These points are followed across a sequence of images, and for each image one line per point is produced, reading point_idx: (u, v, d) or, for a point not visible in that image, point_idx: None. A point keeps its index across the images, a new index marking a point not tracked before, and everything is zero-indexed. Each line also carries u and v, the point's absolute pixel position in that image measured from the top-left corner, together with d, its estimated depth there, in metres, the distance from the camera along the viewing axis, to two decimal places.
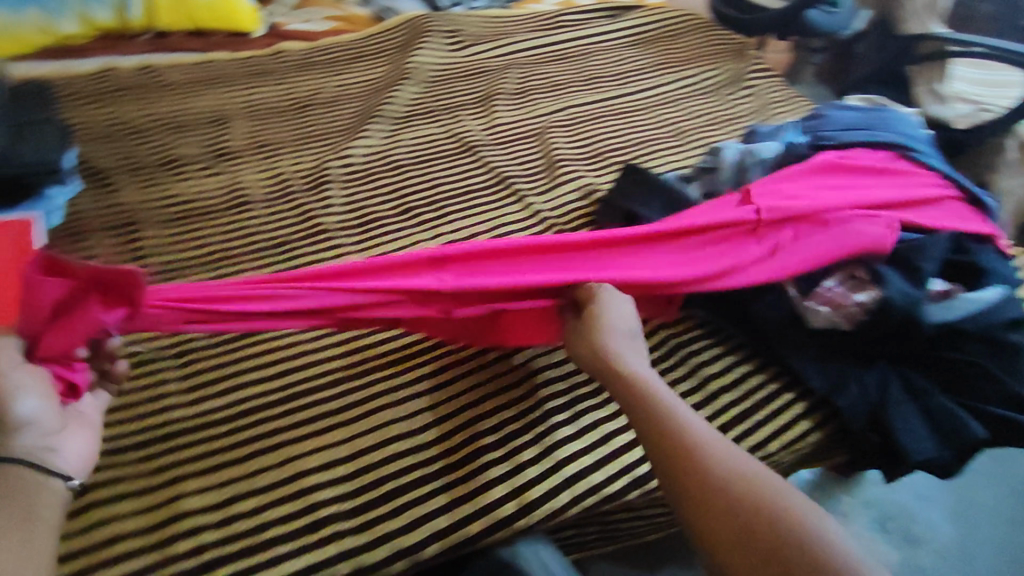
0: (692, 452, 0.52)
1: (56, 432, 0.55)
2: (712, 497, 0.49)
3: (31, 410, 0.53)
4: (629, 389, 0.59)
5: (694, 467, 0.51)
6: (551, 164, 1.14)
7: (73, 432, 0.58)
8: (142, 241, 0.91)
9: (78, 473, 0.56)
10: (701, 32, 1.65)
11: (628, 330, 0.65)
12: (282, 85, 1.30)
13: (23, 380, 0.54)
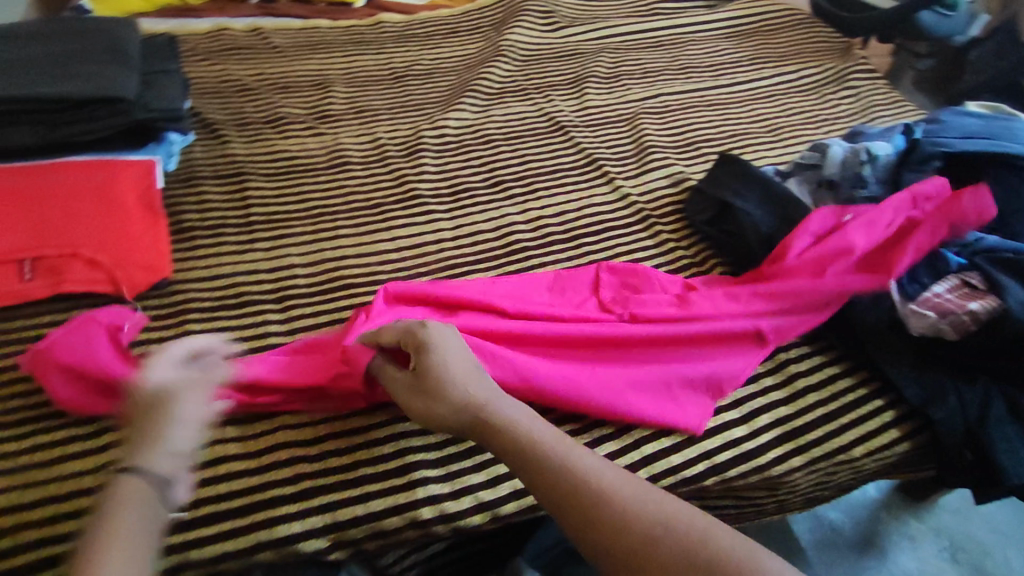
0: (585, 495, 0.50)
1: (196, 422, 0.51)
2: (613, 538, 0.48)
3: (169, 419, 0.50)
4: (500, 439, 0.55)
5: (587, 511, 0.49)
6: (642, 150, 1.13)
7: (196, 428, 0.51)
8: (250, 188, 0.94)
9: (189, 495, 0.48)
10: (802, 28, 1.58)
11: (470, 370, 0.59)
12: (380, 54, 1.32)
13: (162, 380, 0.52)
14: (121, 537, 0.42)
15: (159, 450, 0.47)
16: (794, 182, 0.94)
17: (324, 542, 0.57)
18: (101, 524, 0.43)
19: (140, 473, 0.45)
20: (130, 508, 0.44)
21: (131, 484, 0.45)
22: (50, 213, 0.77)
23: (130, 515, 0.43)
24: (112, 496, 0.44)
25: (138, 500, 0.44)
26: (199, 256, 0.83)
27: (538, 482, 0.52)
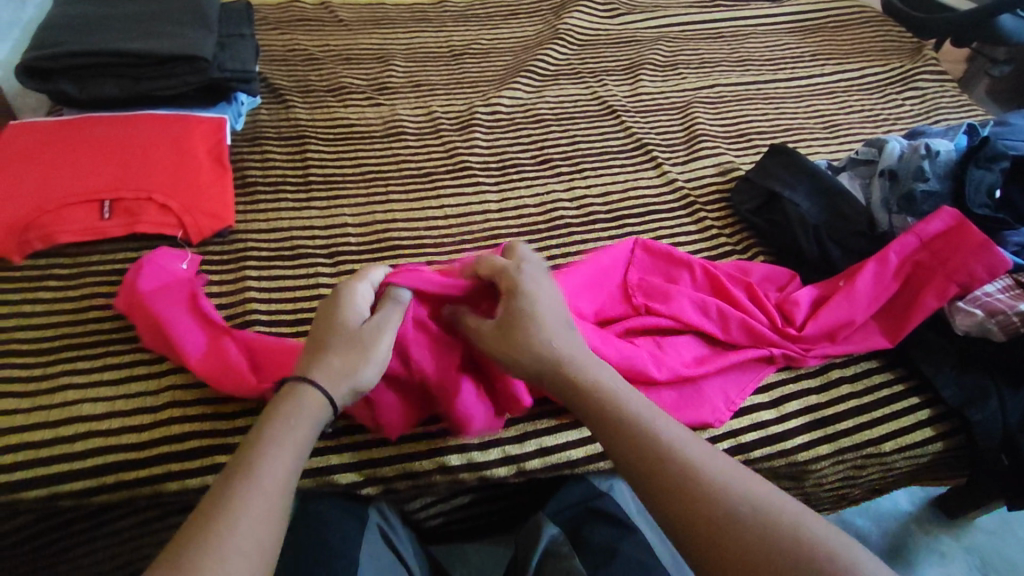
0: (663, 460, 0.49)
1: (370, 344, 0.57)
2: (688, 504, 0.47)
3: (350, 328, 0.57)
4: (590, 398, 0.54)
5: (678, 482, 0.48)
6: (692, 138, 1.13)
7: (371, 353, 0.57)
8: (310, 149, 0.99)
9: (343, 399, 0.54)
10: (870, 26, 1.54)
11: (560, 320, 0.59)
12: (440, 31, 1.34)
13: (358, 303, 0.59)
14: (291, 443, 0.49)
15: (342, 374, 0.54)
16: (846, 176, 0.92)
17: (361, 474, 0.62)
18: (275, 427, 0.50)
19: (323, 390, 0.53)
20: (303, 420, 0.51)
21: (314, 398, 0.52)
22: (129, 159, 0.83)
23: (299, 427, 0.50)
24: (295, 400, 0.52)
25: (309, 415, 0.51)
26: (259, 210, 0.88)
27: (614, 435, 0.52)
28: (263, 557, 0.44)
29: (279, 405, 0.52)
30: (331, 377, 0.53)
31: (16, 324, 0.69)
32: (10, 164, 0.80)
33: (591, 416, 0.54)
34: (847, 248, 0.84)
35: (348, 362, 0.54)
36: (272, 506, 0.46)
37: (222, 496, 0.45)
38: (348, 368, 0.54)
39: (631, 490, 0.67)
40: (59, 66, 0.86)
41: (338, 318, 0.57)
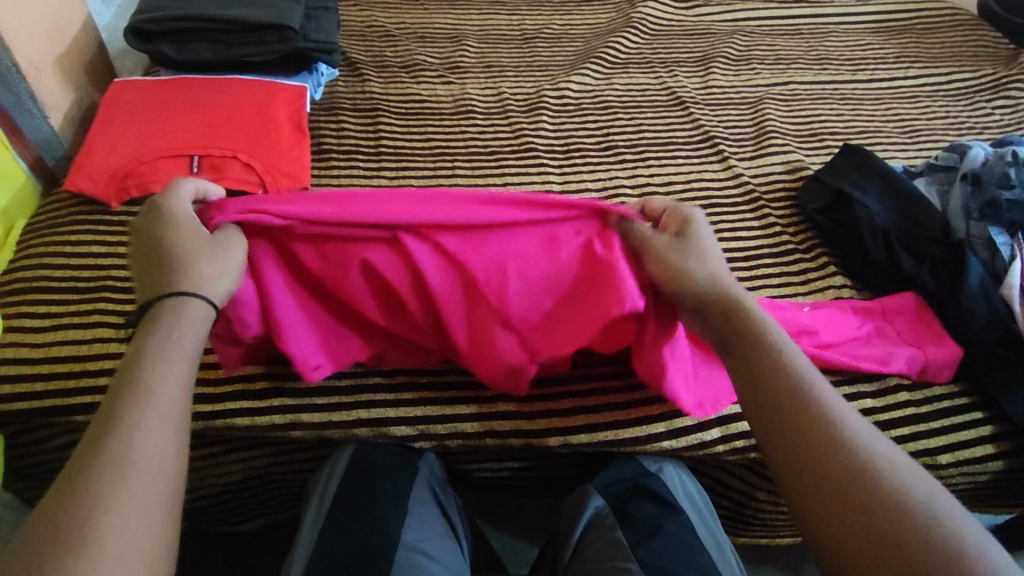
0: (804, 409, 0.47)
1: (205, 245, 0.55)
2: (815, 462, 0.45)
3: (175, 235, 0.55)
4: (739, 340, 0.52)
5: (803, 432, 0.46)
6: (761, 134, 1.11)
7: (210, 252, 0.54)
8: (383, 121, 1.02)
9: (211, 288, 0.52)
10: (962, 30, 1.46)
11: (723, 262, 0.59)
12: (512, 15, 1.35)
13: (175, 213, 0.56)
14: (177, 352, 0.47)
15: (189, 268, 0.52)
16: (923, 180, 0.90)
17: (414, 430, 0.65)
18: (159, 340, 0.47)
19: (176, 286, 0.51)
20: (185, 327, 0.49)
21: (176, 299, 0.50)
22: (218, 119, 0.88)
23: (183, 335, 0.48)
24: (160, 312, 0.50)
25: (191, 320, 0.50)
26: (331, 177, 0.92)
27: (758, 380, 0.49)
28: (172, 464, 0.43)
29: (148, 325, 0.49)
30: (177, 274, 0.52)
31: (111, 262, 0.75)
32: (113, 118, 0.86)
33: (739, 354, 0.52)
34: (918, 254, 0.81)
35: (203, 263, 0.53)
36: (172, 415, 0.44)
37: (118, 410, 0.43)
38: (193, 261, 0.53)
39: (680, 476, 0.68)
40: (161, 29, 0.93)
41: (159, 231, 0.55)
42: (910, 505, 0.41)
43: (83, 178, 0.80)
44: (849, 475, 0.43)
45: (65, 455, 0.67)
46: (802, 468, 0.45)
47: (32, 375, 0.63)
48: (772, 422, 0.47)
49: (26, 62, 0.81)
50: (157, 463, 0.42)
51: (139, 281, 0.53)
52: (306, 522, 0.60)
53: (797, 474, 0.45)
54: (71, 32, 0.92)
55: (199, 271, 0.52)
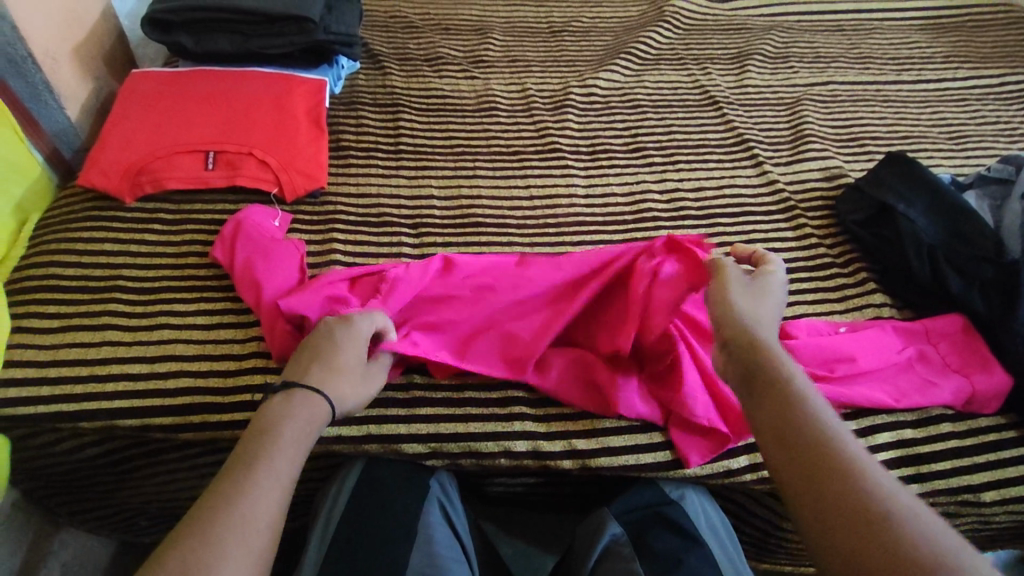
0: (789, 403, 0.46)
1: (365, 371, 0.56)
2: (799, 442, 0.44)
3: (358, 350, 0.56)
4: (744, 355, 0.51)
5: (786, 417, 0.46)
6: (798, 138, 1.05)
7: (365, 381, 0.56)
8: (403, 118, 0.99)
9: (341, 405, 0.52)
10: (1015, 28, 1.38)
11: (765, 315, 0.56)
12: (540, 6, 1.30)
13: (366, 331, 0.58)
14: (299, 417, 0.49)
15: (346, 385, 0.53)
16: (973, 194, 0.85)
17: (426, 448, 0.63)
18: (282, 417, 0.48)
19: (326, 393, 0.51)
20: (313, 423, 0.49)
21: (313, 399, 0.50)
22: (235, 114, 0.86)
23: (303, 412, 0.49)
24: (300, 399, 0.50)
25: (313, 417, 0.50)
26: (350, 175, 0.89)
27: (773, 411, 0.47)
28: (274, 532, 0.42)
29: (283, 402, 0.50)
30: (332, 385, 0.53)
31: (123, 262, 0.73)
32: (128, 111, 0.84)
33: (751, 383, 0.49)
34: (967, 276, 0.75)
35: (349, 380, 0.54)
36: (286, 484, 0.44)
37: (237, 469, 0.44)
38: (353, 383, 0.54)
39: (703, 504, 0.64)
40: (179, 20, 0.90)
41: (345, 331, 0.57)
42: (923, 557, 0.36)
43: (95, 173, 0.79)
44: (860, 517, 0.39)
45: (74, 458, 0.66)
46: (812, 490, 0.41)
47: (39, 379, 0.62)
48: (785, 443, 0.44)
49: (40, 52, 0.79)
50: (261, 531, 0.41)
51: (296, 364, 0.54)
52: (311, 543, 0.57)
53: (807, 496, 0.41)
54: (89, 21, 0.90)
55: (352, 395, 0.54)
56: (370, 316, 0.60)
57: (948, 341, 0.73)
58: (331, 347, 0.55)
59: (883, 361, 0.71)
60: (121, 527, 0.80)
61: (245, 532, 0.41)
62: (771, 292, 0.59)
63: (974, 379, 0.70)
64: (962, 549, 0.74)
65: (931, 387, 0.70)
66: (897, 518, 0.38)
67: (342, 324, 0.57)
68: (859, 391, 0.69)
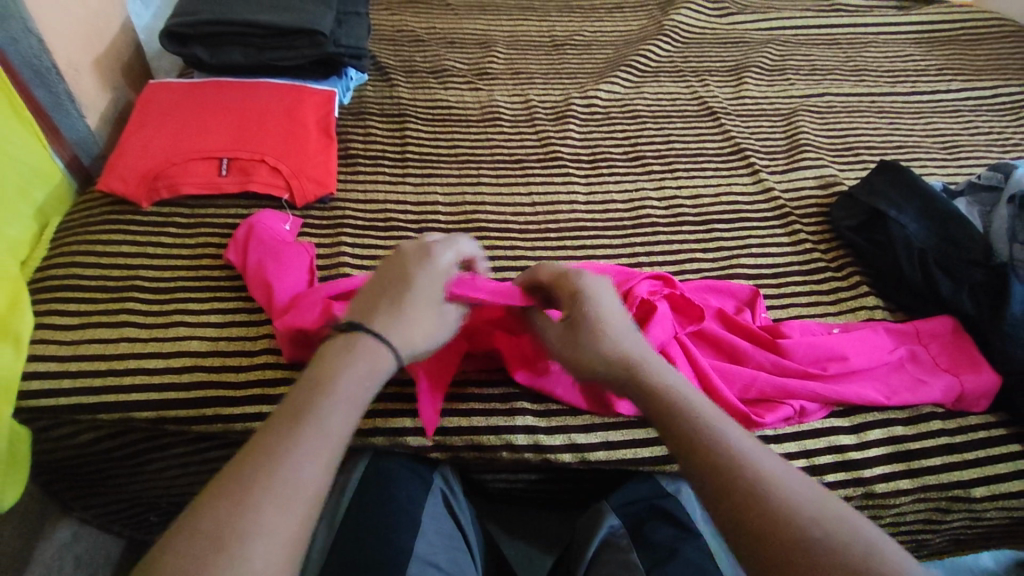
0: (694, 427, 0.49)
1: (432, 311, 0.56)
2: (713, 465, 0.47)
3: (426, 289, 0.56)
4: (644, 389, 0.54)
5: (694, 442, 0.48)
6: (794, 148, 1.08)
7: (432, 319, 0.56)
8: (410, 127, 1.03)
9: (406, 346, 0.54)
10: (1008, 41, 1.41)
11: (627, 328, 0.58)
12: (543, 21, 1.34)
13: (439, 268, 0.58)
14: (349, 378, 0.50)
15: (413, 333, 0.54)
16: (964, 200, 0.87)
17: (430, 440, 0.65)
18: (336, 369, 0.50)
19: (393, 344, 0.53)
20: (369, 369, 0.51)
21: (376, 347, 0.52)
22: (247, 123, 0.89)
23: (359, 369, 0.51)
24: (364, 350, 0.52)
25: (373, 363, 0.51)
26: (358, 182, 0.92)
27: (672, 430, 0.50)
28: (312, 495, 0.44)
29: (342, 349, 0.52)
30: (401, 329, 0.54)
31: (141, 264, 0.76)
32: (146, 119, 0.88)
33: (651, 408, 0.53)
34: (957, 278, 0.77)
35: (415, 319, 0.55)
36: (331, 444, 0.46)
37: (283, 432, 0.46)
38: (422, 326, 0.55)
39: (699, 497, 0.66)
40: (196, 33, 0.94)
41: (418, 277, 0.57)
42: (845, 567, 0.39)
43: (114, 178, 0.82)
44: (781, 532, 0.42)
45: (92, 450, 0.68)
46: (725, 516, 0.44)
47: (60, 373, 0.65)
48: (689, 456, 0.48)
49: (64, 63, 0.83)
50: (302, 492, 0.43)
51: (365, 300, 0.56)
52: (318, 528, 0.59)
53: (715, 504, 0.45)
54: (110, 35, 0.94)
55: (421, 343, 0.55)
56: (444, 252, 0.60)
57: (938, 343, 0.75)
58: (400, 286, 0.56)
59: (874, 361, 0.73)
60: (133, 523, 0.82)
61: (280, 495, 0.43)
62: (607, 318, 0.58)
63: (960, 377, 0.72)
64: (955, 547, 0.75)
65: (920, 387, 0.72)
66: (813, 529, 0.42)
67: (417, 260, 0.58)
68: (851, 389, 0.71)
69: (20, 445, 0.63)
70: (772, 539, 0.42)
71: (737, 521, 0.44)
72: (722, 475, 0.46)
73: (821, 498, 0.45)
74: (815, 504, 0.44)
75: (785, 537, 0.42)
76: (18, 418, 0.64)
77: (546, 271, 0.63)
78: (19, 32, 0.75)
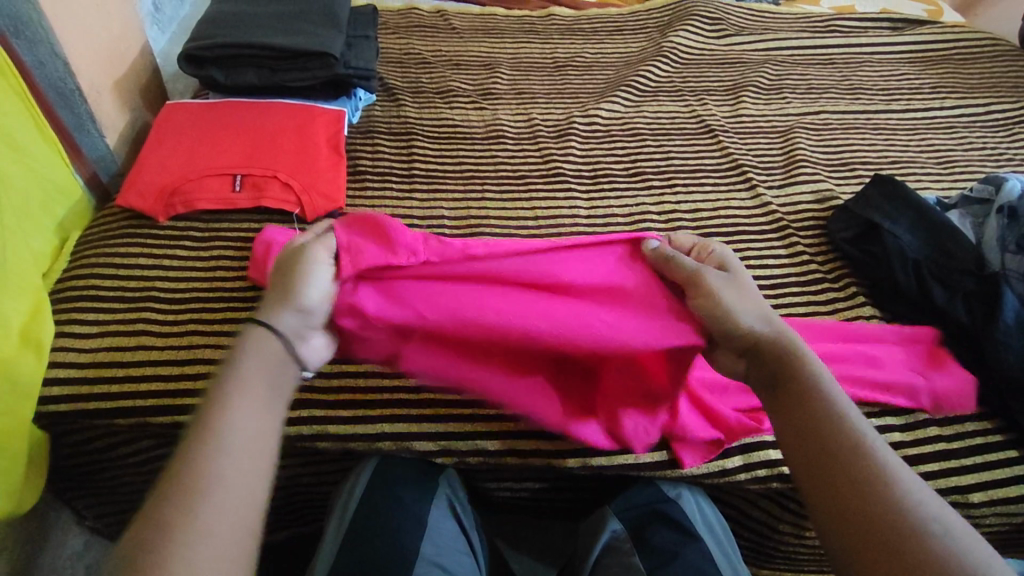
0: (813, 404, 0.51)
1: (290, 275, 0.55)
2: (826, 445, 0.48)
3: (283, 264, 0.57)
4: (769, 361, 0.54)
5: (810, 421, 0.50)
6: (790, 163, 1.11)
7: (291, 282, 0.55)
8: (417, 145, 1.06)
9: (271, 314, 0.53)
10: (1001, 60, 1.44)
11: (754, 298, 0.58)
12: (546, 43, 1.38)
13: (287, 246, 0.59)
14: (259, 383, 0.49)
15: (273, 302, 0.54)
16: (957, 212, 0.89)
17: (437, 446, 0.67)
18: (244, 372, 0.49)
19: (258, 319, 0.53)
20: (273, 362, 0.51)
21: (256, 336, 0.52)
22: (260, 141, 0.92)
23: (266, 367, 0.50)
24: (250, 340, 0.51)
25: (273, 352, 0.51)
26: (368, 198, 0.95)
27: (799, 413, 0.51)
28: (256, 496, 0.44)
29: (242, 352, 0.51)
30: (265, 306, 0.54)
31: (157, 275, 0.79)
32: (164, 137, 0.91)
33: (783, 388, 0.53)
34: (950, 286, 0.79)
35: (275, 291, 0.55)
36: (263, 446, 0.46)
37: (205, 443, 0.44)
38: (282, 292, 0.54)
39: (699, 503, 0.68)
40: (212, 56, 0.98)
41: (275, 267, 0.58)
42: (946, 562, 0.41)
43: (133, 194, 0.85)
44: (881, 518, 0.44)
45: (108, 456, 0.70)
46: (827, 495, 0.47)
47: (79, 379, 0.67)
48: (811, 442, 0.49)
49: (86, 85, 0.87)
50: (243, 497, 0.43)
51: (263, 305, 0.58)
52: (327, 532, 0.61)
53: (819, 486, 0.47)
54: (130, 58, 0.98)
55: (289, 315, 0.53)
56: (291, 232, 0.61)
57: (915, 347, 0.79)
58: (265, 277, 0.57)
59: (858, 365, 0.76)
60: None
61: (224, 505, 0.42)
62: (747, 285, 0.59)
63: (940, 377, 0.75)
64: None
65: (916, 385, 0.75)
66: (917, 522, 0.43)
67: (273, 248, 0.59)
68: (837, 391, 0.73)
69: (39, 450, 0.65)
70: (877, 534, 0.43)
71: (846, 515, 0.45)
72: (832, 457, 0.48)
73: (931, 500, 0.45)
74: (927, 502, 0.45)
75: (890, 535, 0.43)
76: (38, 423, 0.66)
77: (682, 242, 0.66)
78: (46, 56, 0.79)
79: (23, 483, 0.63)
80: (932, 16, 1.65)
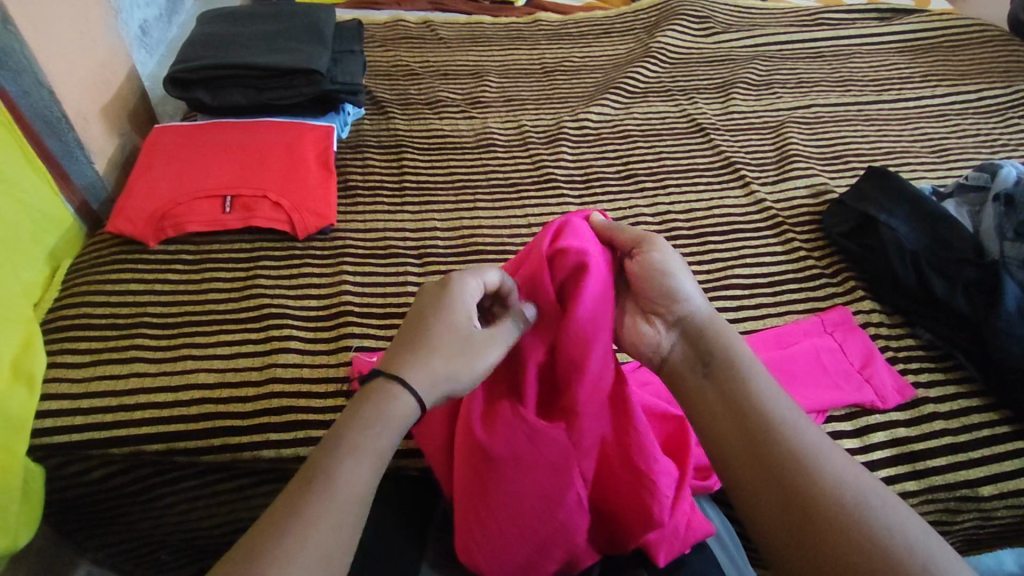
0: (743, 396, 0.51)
1: (455, 355, 0.51)
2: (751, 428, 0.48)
3: (457, 332, 0.52)
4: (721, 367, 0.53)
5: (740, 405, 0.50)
6: (784, 158, 1.10)
7: (450, 359, 0.51)
8: (407, 157, 1.05)
9: (425, 390, 0.49)
10: (991, 46, 1.44)
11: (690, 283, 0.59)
12: (533, 50, 1.38)
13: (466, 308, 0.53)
14: (372, 448, 0.46)
15: (428, 374, 0.50)
16: (953, 202, 0.88)
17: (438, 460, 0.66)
18: (360, 428, 0.47)
19: (410, 386, 0.49)
20: (387, 422, 0.47)
21: (401, 400, 0.49)
22: (249, 159, 0.92)
23: (384, 428, 0.47)
24: (372, 400, 0.48)
25: (391, 417, 0.48)
26: (359, 213, 0.95)
27: (723, 405, 0.51)
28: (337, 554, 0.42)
29: (362, 408, 0.48)
30: (417, 374, 0.50)
31: (148, 300, 0.79)
32: (153, 161, 0.91)
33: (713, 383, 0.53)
34: (950, 278, 0.78)
35: (435, 358, 0.50)
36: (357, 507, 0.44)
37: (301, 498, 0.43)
38: (439, 370, 0.50)
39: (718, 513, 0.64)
40: (196, 78, 0.98)
41: (447, 313, 0.52)
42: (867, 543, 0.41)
43: (122, 220, 0.84)
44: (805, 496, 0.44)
45: (103, 487, 0.70)
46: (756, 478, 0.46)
47: (72, 411, 0.67)
48: (755, 458, 0.47)
49: (73, 114, 0.86)
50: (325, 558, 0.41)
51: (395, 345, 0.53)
52: None
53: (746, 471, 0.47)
54: (116, 84, 0.97)
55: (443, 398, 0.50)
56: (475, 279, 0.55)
57: (865, 346, 0.80)
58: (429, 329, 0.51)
59: (823, 375, 0.76)
60: (144, 561, 0.81)
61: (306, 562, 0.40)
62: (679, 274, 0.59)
63: (889, 375, 0.76)
64: (971, 550, 0.74)
65: (867, 388, 0.75)
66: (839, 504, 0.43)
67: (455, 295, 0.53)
68: (812, 400, 0.73)
69: (34, 483, 0.65)
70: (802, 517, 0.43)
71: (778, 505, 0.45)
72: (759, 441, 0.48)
73: (886, 502, 0.43)
74: (870, 495, 0.43)
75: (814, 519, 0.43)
76: (32, 456, 0.65)
77: (625, 236, 0.61)
78: (31, 85, 0.79)
79: (18, 517, 0.62)
80: (919, 5, 1.64)
